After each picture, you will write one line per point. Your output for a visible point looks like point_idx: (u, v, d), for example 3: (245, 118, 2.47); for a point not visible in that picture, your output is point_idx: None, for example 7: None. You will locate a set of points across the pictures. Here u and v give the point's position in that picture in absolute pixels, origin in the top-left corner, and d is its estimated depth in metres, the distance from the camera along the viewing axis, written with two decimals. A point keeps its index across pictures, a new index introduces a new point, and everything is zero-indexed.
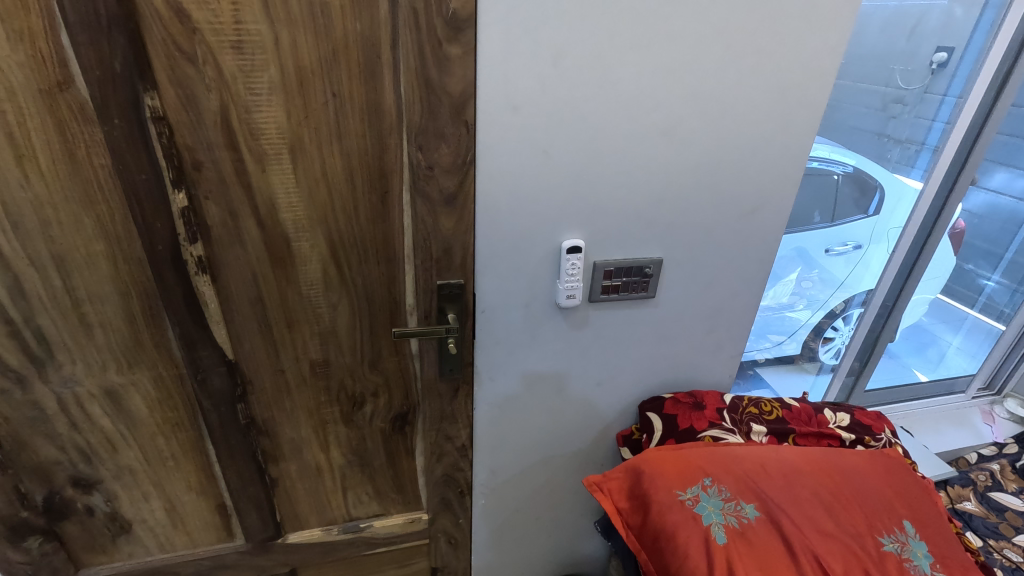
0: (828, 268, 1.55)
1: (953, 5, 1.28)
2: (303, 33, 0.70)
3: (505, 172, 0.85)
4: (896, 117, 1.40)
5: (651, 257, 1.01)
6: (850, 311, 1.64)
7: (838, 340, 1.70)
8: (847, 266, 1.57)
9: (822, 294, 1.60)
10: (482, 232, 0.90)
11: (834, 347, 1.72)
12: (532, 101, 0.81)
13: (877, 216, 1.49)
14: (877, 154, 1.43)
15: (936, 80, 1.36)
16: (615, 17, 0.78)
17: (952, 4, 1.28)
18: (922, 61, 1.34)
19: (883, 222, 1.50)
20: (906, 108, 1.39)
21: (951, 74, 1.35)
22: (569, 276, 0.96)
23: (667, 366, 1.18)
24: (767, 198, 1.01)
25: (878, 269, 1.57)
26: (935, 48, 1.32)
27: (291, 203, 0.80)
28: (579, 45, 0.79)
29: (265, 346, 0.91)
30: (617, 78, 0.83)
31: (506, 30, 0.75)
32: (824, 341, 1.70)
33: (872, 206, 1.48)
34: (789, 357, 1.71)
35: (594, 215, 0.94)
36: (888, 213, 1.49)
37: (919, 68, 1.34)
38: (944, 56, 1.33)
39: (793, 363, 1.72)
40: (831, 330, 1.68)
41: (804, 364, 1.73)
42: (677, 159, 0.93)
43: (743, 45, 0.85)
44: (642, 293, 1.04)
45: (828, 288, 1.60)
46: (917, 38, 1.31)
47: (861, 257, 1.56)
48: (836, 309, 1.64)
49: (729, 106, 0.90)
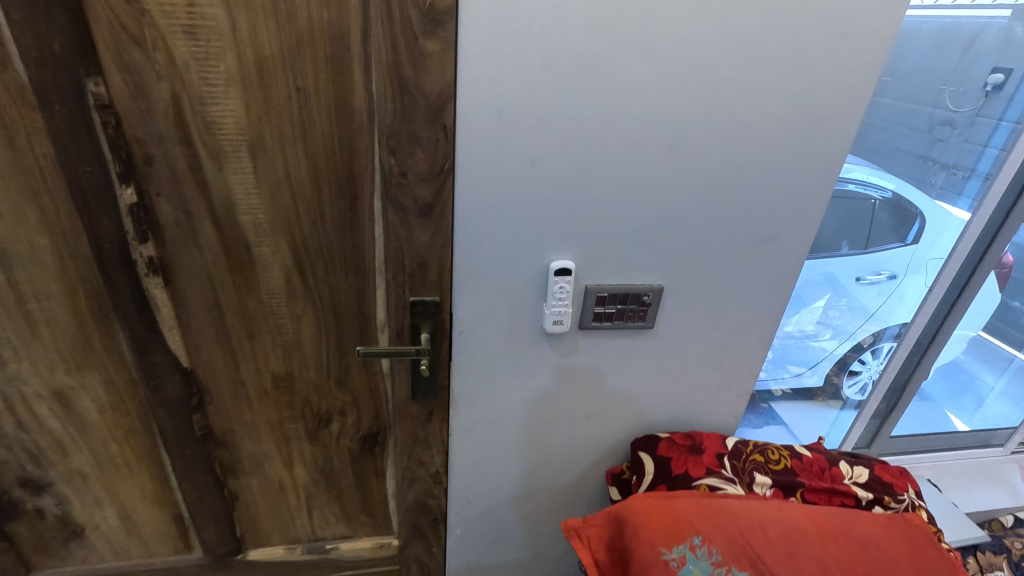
0: (858, 297, 1.42)
1: (1013, 23, 1.15)
2: (264, 19, 0.63)
3: (488, 182, 0.77)
4: (943, 140, 1.27)
5: (651, 284, 0.92)
6: (880, 344, 1.49)
7: (865, 375, 1.54)
8: (880, 297, 1.42)
9: (850, 325, 1.47)
10: (462, 247, 0.82)
11: (860, 382, 1.56)
12: (521, 107, 0.73)
13: (914, 245, 1.35)
14: (920, 179, 1.30)
15: (990, 103, 1.23)
16: (620, 16, 0.70)
17: (1013, 22, 1.15)
18: (975, 82, 1.21)
19: (921, 252, 1.36)
20: (954, 133, 1.26)
21: (1008, 98, 1.21)
22: (556, 300, 0.88)
23: (665, 402, 1.08)
24: (786, 227, 0.91)
25: (913, 305, 1.43)
26: (990, 70, 1.20)
27: (251, 205, 0.74)
28: (577, 46, 0.70)
29: (224, 355, 0.85)
30: (617, 86, 0.74)
31: (492, 25, 0.67)
32: (850, 374, 1.55)
33: (910, 234, 1.34)
34: (810, 390, 1.58)
35: (587, 235, 0.85)
36: (926, 243, 1.35)
37: (971, 90, 1.22)
38: (1001, 78, 1.20)
39: (813, 398, 1.60)
40: (858, 363, 1.53)
41: (823, 403, 1.61)
42: (685, 178, 0.83)
43: (766, 54, 0.75)
44: (639, 322, 0.95)
45: (857, 319, 1.46)
46: (971, 57, 1.19)
47: (895, 289, 1.41)
48: (864, 342, 1.49)
49: (746, 122, 0.80)
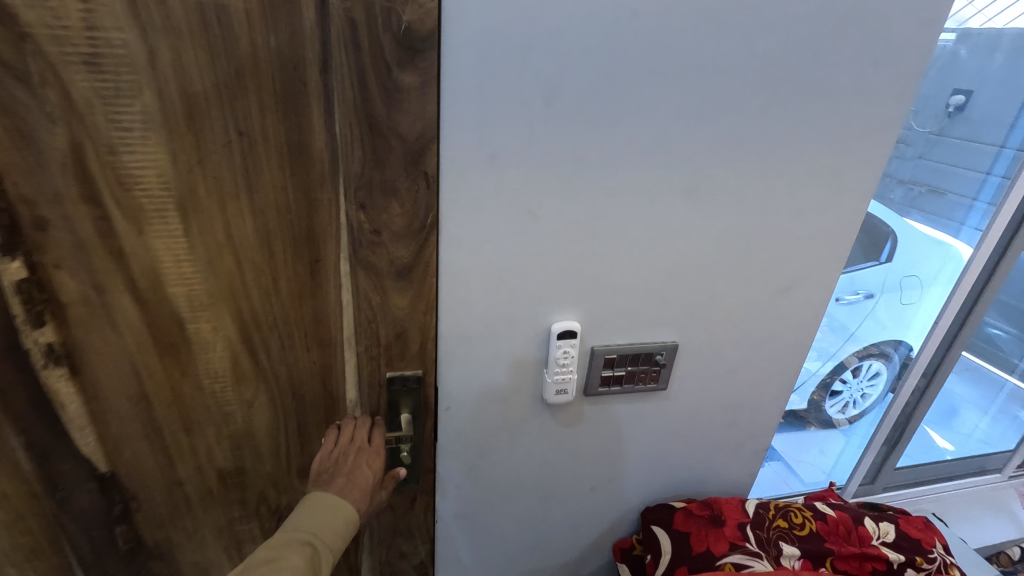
0: (834, 315, 1.34)
1: (959, 46, 1.15)
2: (192, 47, 0.49)
3: (478, 237, 0.65)
4: (902, 158, 1.26)
5: (664, 341, 0.81)
6: (863, 364, 1.41)
7: (846, 395, 1.46)
8: (857, 316, 1.36)
9: (830, 345, 1.39)
10: (447, 311, 0.68)
11: (841, 401, 1.47)
12: (516, 150, 0.61)
13: (889, 263, 1.30)
14: (881, 195, 1.27)
15: (952, 124, 1.24)
16: (633, 42, 0.59)
17: (959, 45, 1.15)
18: (937, 104, 1.22)
19: (896, 271, 1.32)
20: (926, 158, 1.27)
21: (967, 119, 1.24)
22: (559, 366, 0.75)
23: (677, 466, 0.96)
24: (808, 273, 0.82)
25: (893, 326, 1.38)
26: (952, 96, 1.22)
27: (182, 274, 0.59)
28: (581, 77, 0.59)
29: (154, 454, 0.69)
30: (630, 122, 0.63)
31: (483, 54, 0.55)
32: (831, 394, 1.45)
33: (883, 253, 1.29)
34: (794, 412, 1.49)
35: (593, 291, 0.73)
36: (900, 260, 1.31)
37: (930, 111, 1.22)
38: (961, 99, 1.22)
39: (800, 422, 1.51)
40: (839, 383, 1.44)
41: (815, 431, 1.51)
42: (702, 224, 0.73)
43: (791, 86, 0.66)
44: (651, 384, 0.83)
45: (837, 338, 1.38)
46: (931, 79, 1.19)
47: (871, 309, 1.36)
48: (847, 363, 1.40)
49: (769, 161, 0.71)
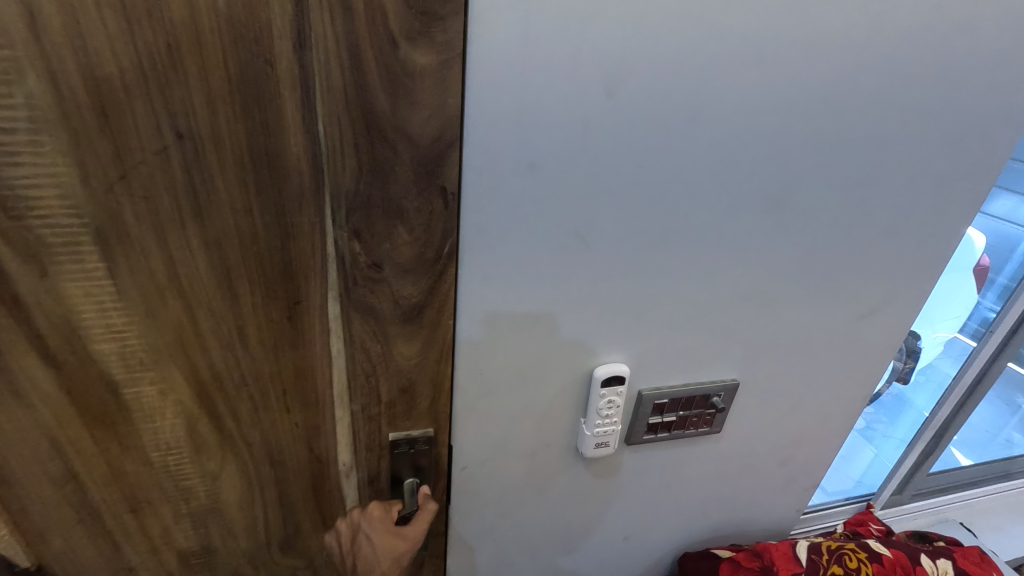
0: None
1: None
2: (95, 5, 0.33)
3: (507, 267, 0.50)
4: None
5: (725, 380, 0.67)
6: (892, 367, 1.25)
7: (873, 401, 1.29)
8: None
9: None
10: (467, 356, 0.54)
11: None
12: (562, 154, 0.46)
13: None
14: None
15: None
16: (727, 9, 0.43)
17: None
18: None
19: None
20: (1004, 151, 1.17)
21: None
22: (601, 418, 0.61)
23: (720, 509, 0.84)
24: (893, 295, 0.68)
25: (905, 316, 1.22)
26: None
27: (111, 325, 0.43)
28: (655, 57, 0.44)
29: (93, 540, 0.54)
30: (711, 117, 0.48)
31: (524, 22, 0.39)
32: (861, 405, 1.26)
33: None
34: None
35: (646, 327, 0.59)
36: None
37: None
38: None
39: None
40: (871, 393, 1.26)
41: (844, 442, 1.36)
42: (783, 243, 0.58)
43: (912, 70, 0.51)
44: (704, 429, 0.70)
45: None
46: None
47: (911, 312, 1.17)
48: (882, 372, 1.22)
49: (869, 166, 0.56)
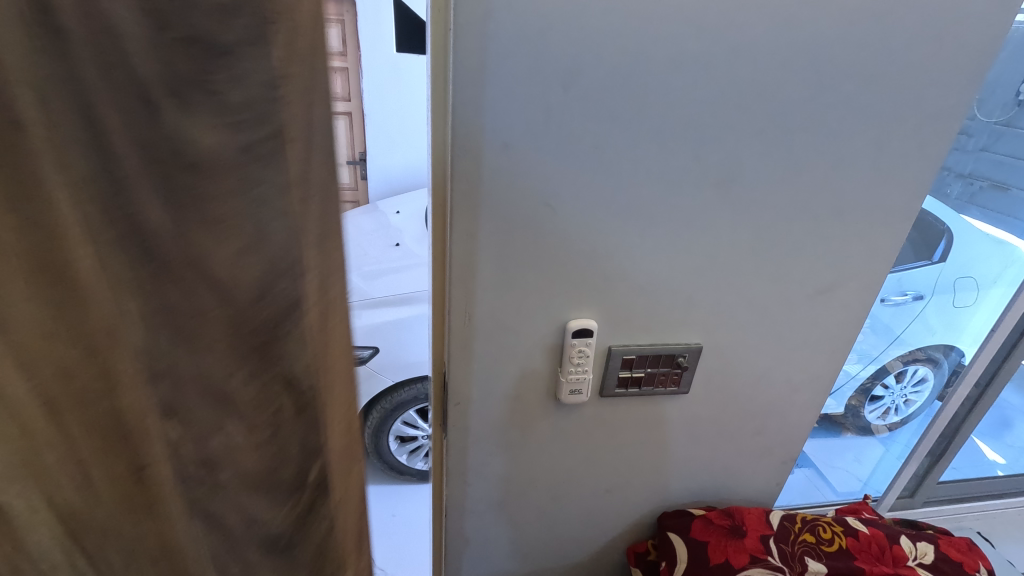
0: (880, 318, 1.32)
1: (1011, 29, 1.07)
2: None
3: (493, 213, 0.61)
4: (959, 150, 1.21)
5: (688, 343, 0.76)
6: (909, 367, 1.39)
7: (887, 399, 1.43)
8: (904, 320, 1.33)
9: (874, 348, 1.36)
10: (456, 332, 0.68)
11: (881, 407, 1.44)
12: (521, 125, 0.57)
13: (941, 264, 1.29)
14: (937, 190, 1.24)
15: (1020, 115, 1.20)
16: (663, 18, 0.55)
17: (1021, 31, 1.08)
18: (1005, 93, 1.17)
19: (946, 271, 1.30)
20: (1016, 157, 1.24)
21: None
22: (573, 366, 0.72)
23: (698, 476, 0.92)
24: (847, 275, 0.76)
25: (942, 330, 1.35)
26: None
27: None
28: (613, 25, 0.54)
29: None
30: (658, 104, 0.59)
31: (495, 26, 0.52)
32: (872, 400, 1.42)
33: (937, 252, 1.28)
34: (831, 416, 1.44)
35: (613, 290, 0.70)
36: (953, 260, 1.29)
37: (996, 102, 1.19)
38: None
39: (841, 432, 1.46)
40: (881, 388, 1.41)
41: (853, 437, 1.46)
42: (733, 217, 0.68)
43: (837, 66, 0.61)
44: (671, 387, 0.78)
45: (882, 341, 1.36)
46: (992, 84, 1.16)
47: (920, 311, 1.33)
48: (890, 366, 1.39)
49: (812, 146, 0.65)
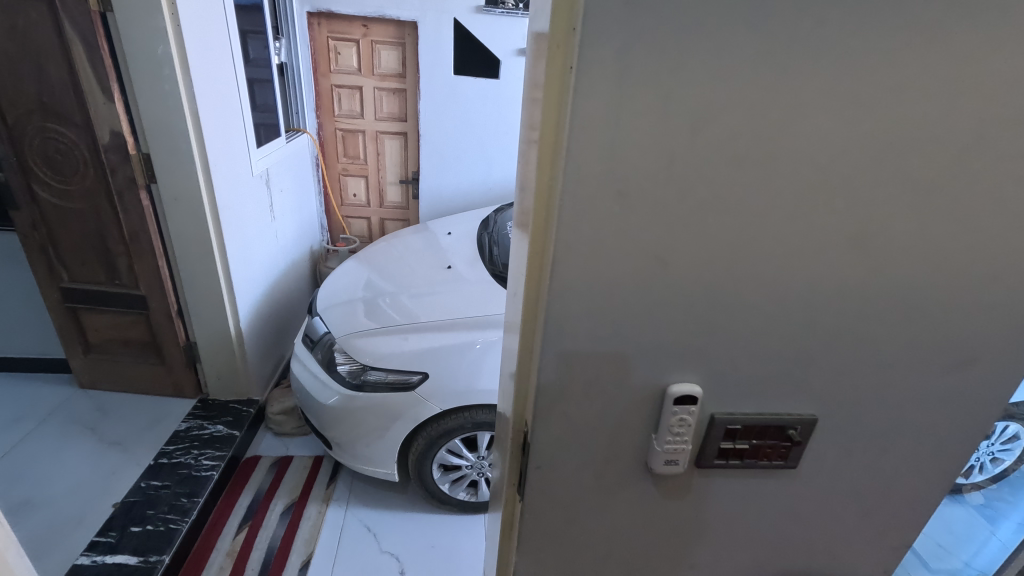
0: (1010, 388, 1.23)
1: None
2: None
3: (598, 268, 0.55)
4: None
5: (801, 415, 0.67)
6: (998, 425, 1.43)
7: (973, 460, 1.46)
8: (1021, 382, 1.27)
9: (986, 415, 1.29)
10: (545, 391, 0.62)
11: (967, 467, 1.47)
12: (641, 173, 0.51)
13: None
14: None
15: None
16: (809, 59, 0.48)
17: None
18: None
19: None
20: None
21: None
22: (671, 435, 0.64)
23: (795, 558, 0.81)
24: (994, 347, 0.65)
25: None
26: None
27: None
28: (754, 70, 0.48)
29: None
30: (795, 154, 0.52)
31: (624, 68, 0.46)
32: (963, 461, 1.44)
33: None
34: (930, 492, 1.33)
35: (722, 352, 0.61)
36: None
37: None
38: None
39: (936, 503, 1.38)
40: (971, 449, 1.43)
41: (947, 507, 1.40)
42: (869, 279, 0.59)
43: (1013, 114, 0.52)
44: (777, 461, 0.69)
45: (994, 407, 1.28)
46: None
47: None
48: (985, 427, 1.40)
49: (969, 203, 0.56)
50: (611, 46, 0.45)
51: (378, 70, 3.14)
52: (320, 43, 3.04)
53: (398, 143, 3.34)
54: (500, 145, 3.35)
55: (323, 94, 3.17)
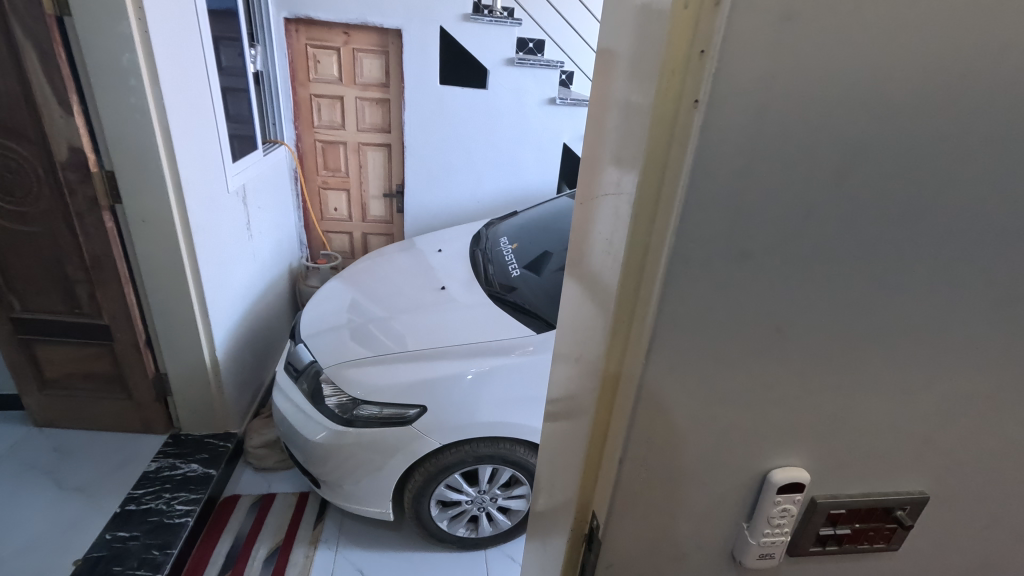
0: None
1: None
2: None
3: (705, 340, 0.45)
4: None
5: (912, 494, 0.58)
6: None
7: None
8: None
9: None
10: (626, 483, 0.51)
11: None
12: (767, 230, 0.41)
13: None
14: None
15: None
16: (981, 92, 0.39)
17: None
18: None
19: None
20: None
21: None
22: (771, 527, 0.54)
23: None
24: None
25: None
26: None
27: None
28: (915, 105, 0.38)
29: None
30: (951, 205, 0.42)
31: (767, 102, 0.36)
32: None
33: None
34: None
35: (834, 432, 0.52)
36: None
37: None
38: None
39: None
40: None
41: None
42: (1010, 345, 0.50)
43: None
44: (879, 544, 0.60)
45: None
46: None
47: None
48: None
49: None
50: (752, 76, 0.35)
51: (360, 80, 3.00)
52: (298, 50, 2.89)
53: (381, 155, 3.20)
54: (488, 157, 3.24)
55: (302, 104, 3.01)
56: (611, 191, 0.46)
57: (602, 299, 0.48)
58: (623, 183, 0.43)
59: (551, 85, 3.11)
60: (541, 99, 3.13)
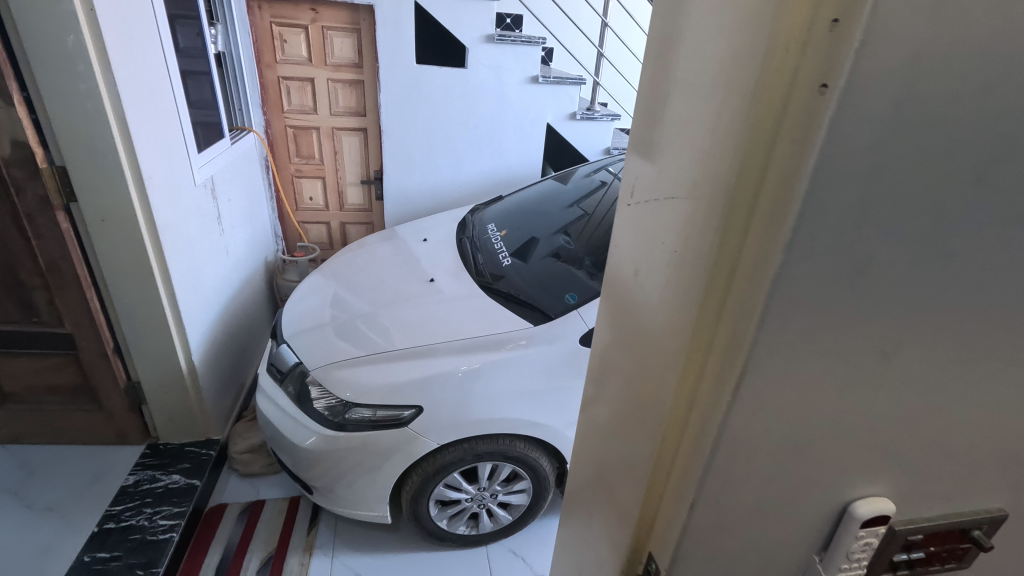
0: None
1: None
2: None
3: (801, 370, 0.38)
4: None
5: (990, 513, 0.53)
6: None
7: None
8: None
9: None
10: (697, 527, 0.45)
11: None
12: (885, 244, 0.34)
13: None
14: None
15: None
16: None
17: None
18: None
19: None
20: None
21: None
22: (849, 562, 0.49)
23: None
24: None
25: None
26: None
27: None
28: None
29: None
30: None
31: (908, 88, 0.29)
32: None
33: None
34: None
35: (923, 458, 0.46)
36: None
37: None
38: None
39: None
40: None
41: None
42: None
43: None
44: (951, 565, 0.55)
45: None
46: None
47: None
48: None
49: None
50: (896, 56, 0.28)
51: (332, 60, 2.82)
52: (263, 29, 2.69)
53: (357, 140, 3.05)
54: (470, 139, 3.12)
55: (269, 87, 2.83)
56: (683, 198, 0.40)
57: (677, 324, 0.42)
58: (711, 188, 0.37)
59: (533, 62, 2.98)
60: (523, 77, 3.01)
